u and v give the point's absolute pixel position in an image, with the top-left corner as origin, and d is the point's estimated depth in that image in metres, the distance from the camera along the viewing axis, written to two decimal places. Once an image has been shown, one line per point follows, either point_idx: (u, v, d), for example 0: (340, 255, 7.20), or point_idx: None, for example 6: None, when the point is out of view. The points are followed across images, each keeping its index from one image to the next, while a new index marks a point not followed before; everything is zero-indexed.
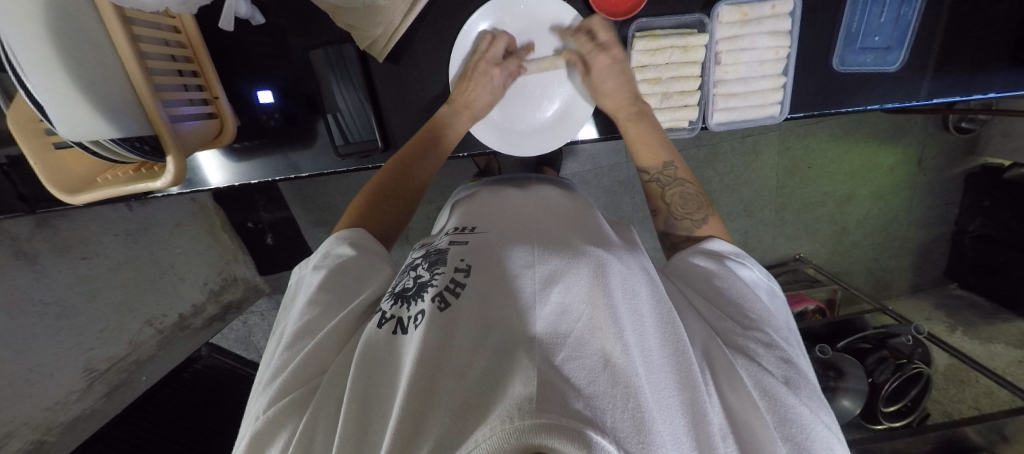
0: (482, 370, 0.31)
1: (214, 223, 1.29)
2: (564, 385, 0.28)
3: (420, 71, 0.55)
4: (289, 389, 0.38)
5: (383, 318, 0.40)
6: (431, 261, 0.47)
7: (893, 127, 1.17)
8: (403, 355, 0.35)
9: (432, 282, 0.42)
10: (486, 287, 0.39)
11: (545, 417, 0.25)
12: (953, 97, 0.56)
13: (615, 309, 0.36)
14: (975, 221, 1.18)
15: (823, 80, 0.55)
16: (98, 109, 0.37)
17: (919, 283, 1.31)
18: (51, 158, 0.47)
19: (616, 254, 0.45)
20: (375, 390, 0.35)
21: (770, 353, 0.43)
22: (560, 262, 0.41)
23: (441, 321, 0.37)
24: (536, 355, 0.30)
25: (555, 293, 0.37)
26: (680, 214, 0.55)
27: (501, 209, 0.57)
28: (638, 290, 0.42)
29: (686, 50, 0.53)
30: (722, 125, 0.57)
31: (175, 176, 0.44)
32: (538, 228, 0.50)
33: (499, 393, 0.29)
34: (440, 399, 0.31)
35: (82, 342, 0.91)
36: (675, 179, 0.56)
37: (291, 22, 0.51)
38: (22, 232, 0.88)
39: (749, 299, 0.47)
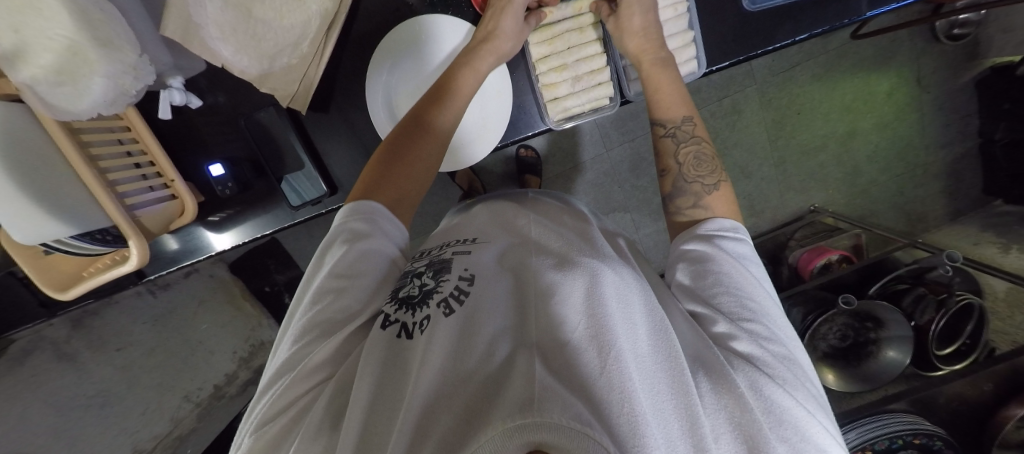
0: (485, 377, 0.31)
1: (234, 293, 1.22)
2: (562, 388, 0.27)
3: (348, 112, 0.56)
4: (299, 393, 0.37)
5: (386, 321, 0.40)
6: (435, 269, 0.45)
7: (877, 51, 1.10)
8: (410, 360, 0.35)
9: (437, 289, 0.41)
10: (491, 298, 0.39)
11: (542, 417, 0.24)
12: (890, 5, 0.52)
13: (613, 312, 0.35)
14: (1000, 128, 1.06)
15: (739, 24, 0.51)
16: (53, 213, 0.41)
17: (957, 208, 1.20)
18: (42, 263, 0.52)
19: (608, 260, 0.43)
20: (382, 392, 0.33)
21: (769, 349, 0.39)
22: (559, 269, 0.41)
23: (452, 324, 0.36)
24: (534, 360, 0.30)
25: (553, 299, 0.37)
26: (692, 176, 0.51)
27: (498, 223, 0.55)
28: (640, 290, 0.41)
29: (581, 31, 0.55)
30: (640, 94, 0.59)
31: (139, 259, 0.47)
32: (532, 237, 0.49)
33: (499, 398, 0.28)
34: (444, 404, 0.30)
35: (127, 427, 1.03)
36: (690, 137, 0.52)
37: (229, 98, 0.55)
38: (60, 335, 0.98)
39: (748, 286, 0.42)
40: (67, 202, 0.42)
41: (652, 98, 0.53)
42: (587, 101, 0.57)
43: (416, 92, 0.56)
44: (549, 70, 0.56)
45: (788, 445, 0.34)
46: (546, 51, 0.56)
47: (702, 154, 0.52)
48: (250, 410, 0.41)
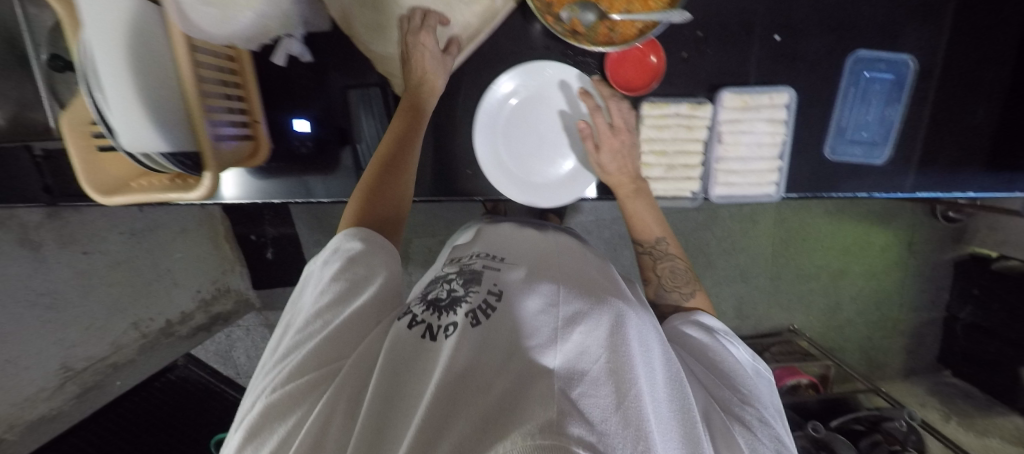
0: (504, 391, 0.30)
1: (218, 232, 1.30)
2: (576, 414, 0.26)
3: (441, 117, 0.57)
4: (307, 370, 0.37)
5: (413, 321, 0.41)
6: (465, 278, 0.47)
7: (885, 209, 1.21)
8: (435, 361, 0.35)
9: (466, 298, 0.42)
10: (515, 315, 0.38)
11: (565, 440, 0.23)
12: (937, 192, 0.57)
13: (631, 354, 0.34)
14: (966, 308, 1.17)
15: (818, 166, 0.54)
16: (154, 122, 0.39)
17: (912, 367, 1.31)
18: (94, 160, 0.50)
19: (631, 307, 0.42)
20: (400, 390, 0.34)
21: (768, 431, 0.39)
22: (584, 305, 0.39)
23: (475, 336, 0.36)
24: (555, 384, 0.29)
25: (576, 334, 0.35)
26: (671, 286, 0.54)
27: (523, 249, 0.56)
28: (660, 344, 0.40)
29: (689, 128, 0.50)
30: (725, 199, 0.51)
31: (208, 190, 0.45)
32: (562, 268, 0.49)
33: (521, 414, 0.27)
34: (463, 408, 0.29)
35: (64, 338, 0.92)
36: (665, 255, 0.56)
37: (334, 61, 0.56)
38: (32, 220, 0.90)
39: (741, 375, 0.43)
40: (164, 114, 0.40)
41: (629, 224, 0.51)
42: (671, 189, 0.52)
43: (518, 123, 0.55)
44: (648, 152, 0.51)
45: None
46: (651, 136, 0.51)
47: (677, 267, 0.56)
48: (249, 394, 0.41)
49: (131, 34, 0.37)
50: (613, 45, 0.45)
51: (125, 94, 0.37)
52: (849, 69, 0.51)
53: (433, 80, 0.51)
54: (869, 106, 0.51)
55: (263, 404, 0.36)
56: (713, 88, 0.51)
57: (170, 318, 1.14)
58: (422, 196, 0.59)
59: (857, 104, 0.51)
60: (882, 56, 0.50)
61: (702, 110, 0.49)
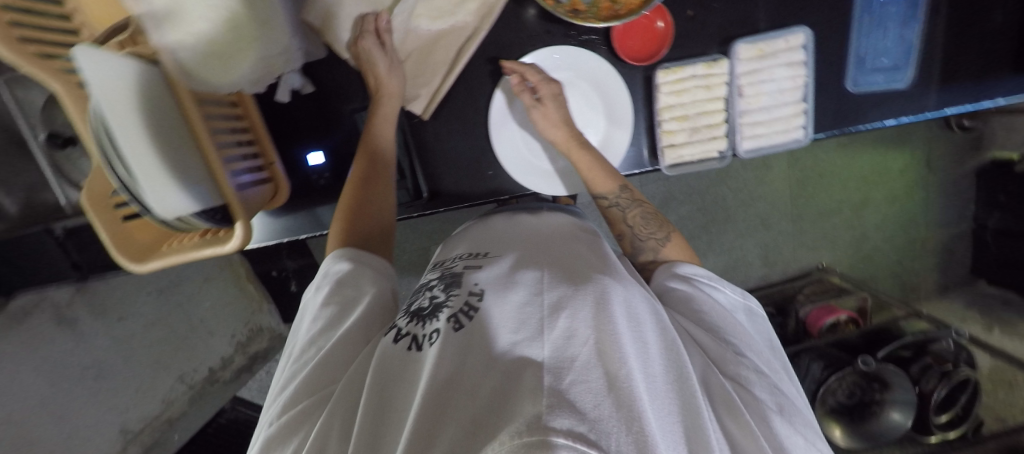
0: (494, 390, 0.29)
1: (240, 274, 1.20)
2: (563, 405, 0.25)
3: (450, 123, 0.55)
4: (300, 397, 0.37)
5: (398, 335, 0.39)
6: (446, 283, 0.46)
7: (898, 131, 1.19)
8: (419, 371, 0.34)
9: (447, 303, 0.42)
10: (501, 312, 0.36)
11: (549, 435, 0.22)
12: (968, 105, 0.55)
13: (619, 331, 0.32)
14: (993, 216, 1.17)
15: (841, 102, 0.52)
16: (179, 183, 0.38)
17: (947, 284, 1.29)
18: (120, 231, 0.49)
19: (618, 280, 0.41)
20: (389, 404, 0.33)
21: (768, 384, 0.37)
22: (568, 289, 0.38)
23: (456, 340, 0.35)
24: (545, 383, 0.27)
25: (563, 320, 0.33)
26: (644, 234, 0.50)
27: (501, 237, 0.55)
28: (652, 312, 0.38)
29: (709, 87, 0.49)
30: (752, 152, 0.51)
31: (244, 239, 0.44)
32: (545, 252, 0.48)
33: (512, 411, 0.26)
34: (453, 415, 0.29)
35: (118, 403, 0.96)
36: (631, 200, 0.51)
37: (336, 88, 0.55)
38: (63, 298, 0.93)
39: (730, 325, 0.41)
40: (185, 173, 0.39)
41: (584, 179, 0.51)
42: (698, 152, 0.51)
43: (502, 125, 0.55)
44: (669, 120, 0.50)
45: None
46: (669, 103, 0.50)
47: (648, 212, 0.52)
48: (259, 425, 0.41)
49: (138, 99, 0.36)
50: (620, 17, 0.45)
51: (146, 162, 0.36)
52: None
53: (389, 84, 0.51)
54: (886, 31, 0.50)
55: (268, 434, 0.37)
56: (725, 41, 0.49)
57: (212, 366, 1.13)
58: (446, 205, 0.58)
59: (874, 31, 0.50)
60: None
61: (721, 66, 0.48)
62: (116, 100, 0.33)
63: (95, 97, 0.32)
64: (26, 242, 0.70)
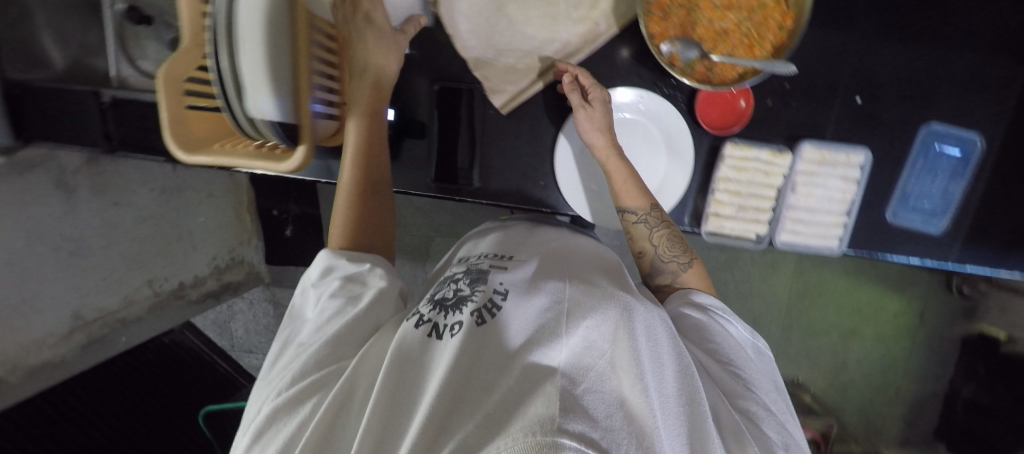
0: (508, 388, 0.30)
1: (242, 202, 1.32)
2: (577, 407, 0.25)
3: (518, 125, 0.59)
4: (309, 372, 0.40)
5: (419, 321, 0.43)
6: (472, 278, 0.49)
7: (902, 275, 1.22)
8: (436, 357, 0.37)
9: (471, 297, 0.44)
10: (518, 317, 0.38)
11: (560, 435, 0.22)
12: (985, 268, 0.57)
13: (638, 348, 0.33)
14: (968, 385, 1.19)
15: (876, 227, 0.56)
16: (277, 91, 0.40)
17: (907, 436, 1.30)
18: (179, 116, 0.49)
19: (643, 302, 0.41)
20: (403, 385, 0.36)
21: (773, 420, 0.39)
22: (591, 300, 0.39)
23: (478, 334, 0.37)
24: (559, 380, 0.28)
25: (582, 328, 0.34)
26: (667, 256, 0.53)
27: (534, 241, 0.57)
28: (670, 339, 0.38)
29: (767, 173, 0.52)
30: (789, 245, 0.53)
31: (302, 162, 0.45)
32: (573, 266, 0.50)
33: (525, 406, 0.27)
34: (468, 407, 0.30)
35: (81, 286, 0.91)
36: (661, 221, 0.53)
37: (421, 58, 0.58)
38: (70, 165, 0.89)
39: (741, 357, 0.44)
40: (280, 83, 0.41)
41: (615, 191, 0.53)
42: (738, 229, 0.54)
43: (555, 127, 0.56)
44: (722, 191, 0.53)
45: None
46: (729, 175, 0.53)
47: (673, 234, 0.53)
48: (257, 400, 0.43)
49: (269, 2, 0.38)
50: (711, 84, 0.48)
51: (256, 64, 0.39)
52: (920, 140, 0.54)
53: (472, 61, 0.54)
54: (933, 177, 0.54)
55: (273, 404, 0.38)
56: (792, 138, 0.53)
57: (183, 281, 1.13)
58: (490, 199, 0.61)
59: (923, 174, 0.54)
60: (954, 132, 0.53)
61: (784, 158, 0.51)
62: None
63: None
64: (69, 98, 0.69)
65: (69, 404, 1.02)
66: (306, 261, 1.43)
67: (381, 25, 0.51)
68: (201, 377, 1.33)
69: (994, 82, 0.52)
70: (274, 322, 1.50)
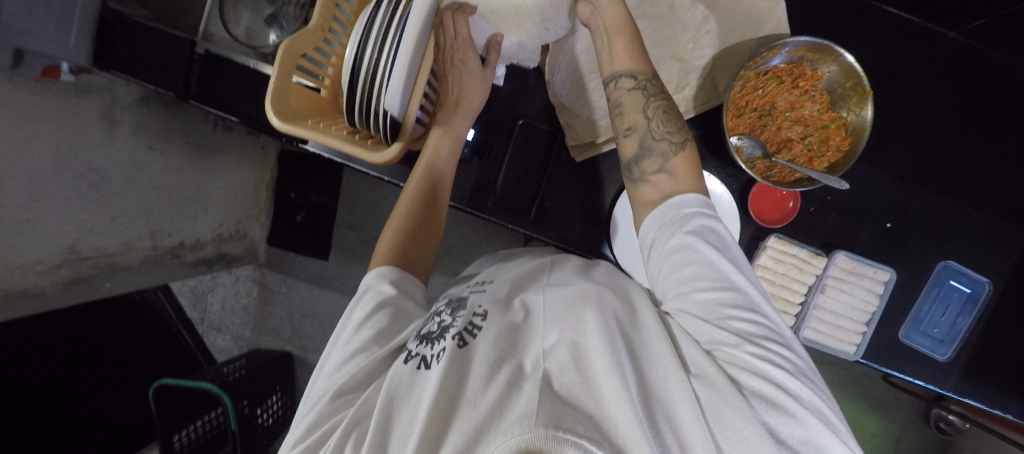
0: (494, 399, 0.34)
1: (264, 178, 1.34)
2: (562, 408, 0.31)
3: (577, 172, 0.67)
4: (324, 420, 0.42)
5: (408, 356, 0.44)
6: (453, 308, 0.50)
7: (883, 399, 1.24)
8: (425, 384, 0.38)
9: (452, 324, 0.45)
10: (500, 330, 0.42)
11: (566, 434, 0.28)
12: (981, 404, 0.61)
13: (607, 340, 0.37)
14: None
15: (887, 341, 0.60)
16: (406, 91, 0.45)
17: None
18: (284, 86, 0.53)
19: (612, 296, 0.45)
20: (396, 405, 0.39)
21: (757, 344, 0.40)
22: (567, 306, 0.44)
23: (461, 357, 0.40)
24: (541, 385, 0.34)
25: (557, 334, 0.40)
26: (660, 132, 0.53)
27: (518, 269, 0.60)
28: (624, 321, 0.42)
29: (801, 270, 0.56)
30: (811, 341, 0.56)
31: (394, 159, 0.49)
32: (552, 276, 0.54)
33: (507, 413, 0.32)
34: (460, 424, 0.34)
35: (87, 220, 0.85)
36: (659, 95, 0.55)
37: (511, 91, 0.67)
38: (125, 99, 0.92)
39: (728, 278, 0.43)
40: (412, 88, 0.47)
41: (620, 53, 0.57)
42: None
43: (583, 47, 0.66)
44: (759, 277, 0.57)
45: (786, 448, 0.34)
46: (767, 263, 0.57)
47: (667, 113, 0.56)
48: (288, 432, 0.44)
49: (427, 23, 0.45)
50: (771, 181, 0.53)
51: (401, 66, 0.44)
52: (936, 273, 0.59)
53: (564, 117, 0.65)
54: (945, 307, 0.58)
55: (304, 439, 0.41)
56: (826, 245, 0.59)
57: (184, 240, 1.10)
58: (539, 233, 0.66)
59: (934, 302, 0.59)
60: (967, 274, 0.58)
61: (818, 259, 0.56)
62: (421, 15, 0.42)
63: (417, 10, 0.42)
64: (161, 43, 0.73)
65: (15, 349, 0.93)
66: (306, 251, 1.40)
67: (472, 67, 0.59)
68: (157, 347, 1.26)
69: (982, 238, 0.61)
70: (253, 306, 1.43)
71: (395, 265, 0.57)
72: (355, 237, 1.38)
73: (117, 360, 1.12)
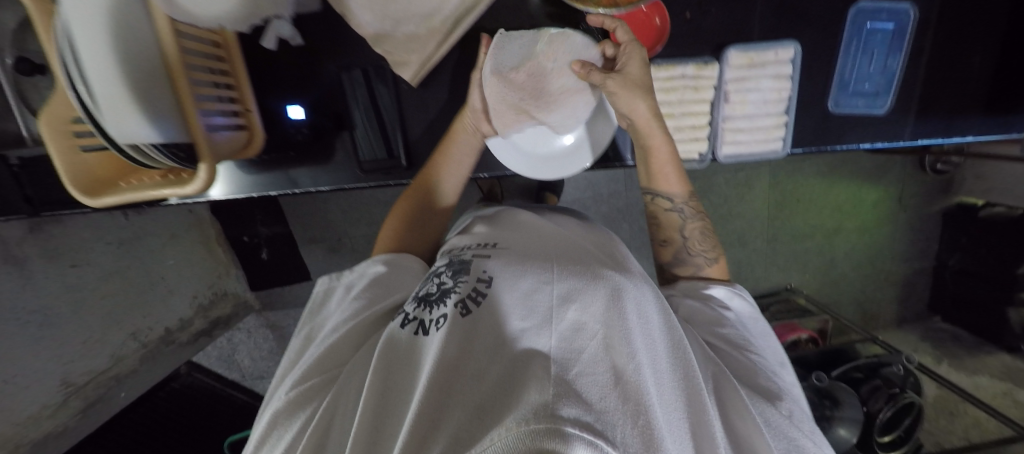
0: (500, 374, 0.31)
1: (210, 238, 1.27)
2: (575, 388, 0.28)
3: (425, 98, 0.66)
4: (311, 376, 0.43)
5: (406, 319, 0.43)
6: (454, 270, 0.48)
7: (875, 166, 1.20)
8: (424, 354, 0.36)
9: (454, 289, 0.43)
10: (509, 299, 0.38)
11: (580, 426, 0.24)
12: (937, 138, 0.66)
13: (629, 332, 0.34)
14: (954, 255, 1.22)
15: (820, 120, 0.64)
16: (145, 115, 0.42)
17: (904, 317, 1.34)
18: (81, 161, 0.49)
19: (631, 277, 0.42)
20: (394, 385, 0.37)
21: (772, 383, 0.47)
22: (579, 283, 0.38)
23: (462, 327, 0.37)
24: (553, 364, 0.30)
25: (572, 311, 0.35)
26: (694, 250, 0.60)
27: (519, 234, 0.54)
28: (659, 313, 0.40)
29: (696, 89, 0.61)
30: (732, 156, 0.64)
31: (205, 181, 0.46)
32: (563, 248, 0.48)
33: (516, 394, 0.28)
34: (457, 401, 0.31)
35: (61, 354, 0.89)
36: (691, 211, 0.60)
37: (324, 44, 0.63)
38: (13, 236, 0.87)
39: (750, 333, 0.51)
40: (156, 104, 0.43)
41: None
42: (682, 150, 0.64)
43: None
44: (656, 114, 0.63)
45: None
46: (660, 98, 0.61)
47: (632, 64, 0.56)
48: (269, 399, 0.46)
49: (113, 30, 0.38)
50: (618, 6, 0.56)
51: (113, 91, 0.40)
52: (852, 22, 0.61)
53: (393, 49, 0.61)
54: (869, 58, 0.62)
55: (284, 399, 0.42)
56: (719, 48, 0.61)
57: (168, 326, 1.12)
58: None
59: (859, 57, 0.62)
60: (883, 9, 0.60)
61: (708, 72, 0.60)
62: (86, 30, 0.37)
63: (75, 28, 0.37)
64: None
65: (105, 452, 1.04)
66: (290, 281, 1.40)
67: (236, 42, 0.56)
68: (221, 413, 1.38)
69: None
70: (275, 346, 1.48)
71: (397, 254, 0.59)
72: (324, 250, 1.36)
73: (196, 432, 1.29)
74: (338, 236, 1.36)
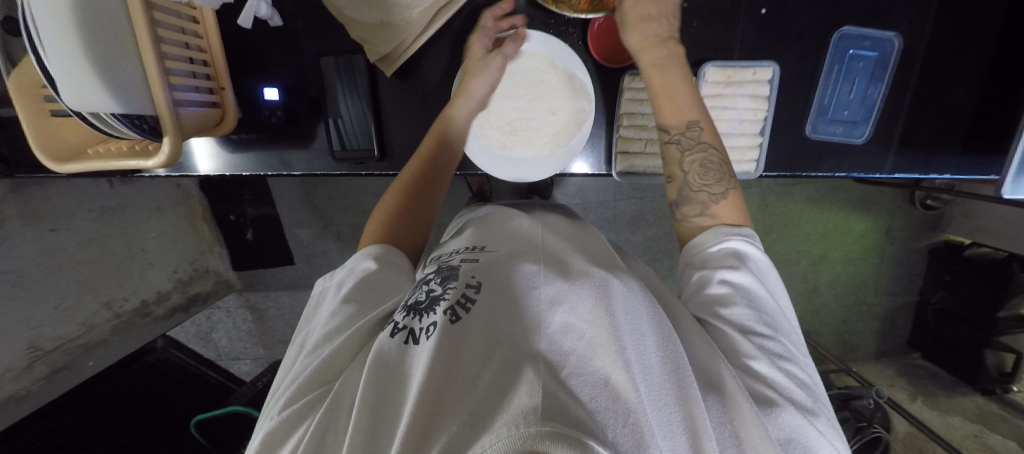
0: (489, 381, 0.30)
1: (196, 211, 1.29)
2: (567, 398, 0.27)
3: (401, 90, 0.67)
4: (304, 392, 0.41)
5: (396, 328, 0.40)
6: (443, 276, 0.46)
7: (865, 196, 1.21)
8: (414, 364, 0.35)
9: (443, 296, 0.41)
10: (501, 309, 0.37)
11: (584, 437, 0.24)
12: (913, 174, 0.67)
13: (619, 328, 0.33)
14: (937, 293, 1.22)
15: (797, 144, 0.67)
16: (109, 88, 0.43)
17: (883, 350, 1.34)
18: (46, 125, 0.54)
19: (621, 277, 0.42)
20: (387, 395, 0.34)
21: (787, 371, 0.41)
22: (567, 284, 0.38)
23: (452, 332, 0.36)
24: (542, 369, 0.30)
25: (560, 312, 0.35)
26: (698, 185, 0.55)
27: (512, 234, 0.53)
28: (650, 310, 0.39)
29: None
30: None
31: (168, 157, 0.49)
32: (552, 250, 0.47)
33: (507, 401, 0.28)
34: (451, 407, 0.30)
35: (32, 317, 0.87)
36: (696, 143, 0.56)
37: (304, 29, 0.65)
38: None
39: (763, 306, 0.46)
40: (122, 79, 0.44)
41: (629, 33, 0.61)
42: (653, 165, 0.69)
43: None
44: (632, 126, 0.68)
45: None
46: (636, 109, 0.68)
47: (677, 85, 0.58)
48: (263, 414, 0.44)
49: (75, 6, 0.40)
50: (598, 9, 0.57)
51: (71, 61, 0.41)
52: (835, 45, 0.63)
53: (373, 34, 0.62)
54: (850, 87, 0.64)
55: (271, 425, 0.40)
56: (697, 64, 0.65)
57: (144, 298, 1.11)
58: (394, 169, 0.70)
59: (839, 84, 0.64)
60: (866, 36, 0.62)
61: None
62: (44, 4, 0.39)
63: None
64: None
65: (70, 423, 1.02)
66: (273, 264, 1.41)
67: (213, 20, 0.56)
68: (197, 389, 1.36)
69: None
70: (253, 328, 1.50)
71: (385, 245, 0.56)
72: (311, 234, 1.36)
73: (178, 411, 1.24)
74: (326, 222, 1.36)
